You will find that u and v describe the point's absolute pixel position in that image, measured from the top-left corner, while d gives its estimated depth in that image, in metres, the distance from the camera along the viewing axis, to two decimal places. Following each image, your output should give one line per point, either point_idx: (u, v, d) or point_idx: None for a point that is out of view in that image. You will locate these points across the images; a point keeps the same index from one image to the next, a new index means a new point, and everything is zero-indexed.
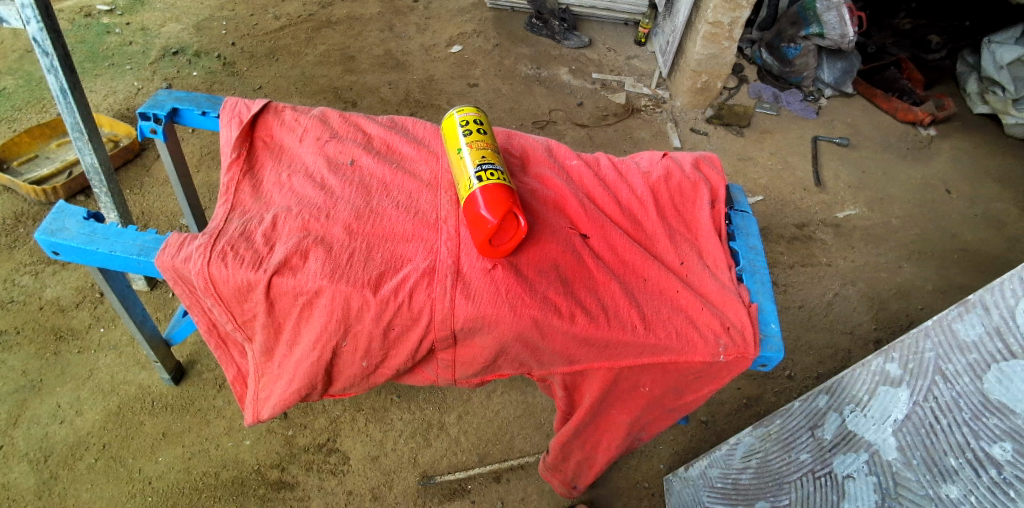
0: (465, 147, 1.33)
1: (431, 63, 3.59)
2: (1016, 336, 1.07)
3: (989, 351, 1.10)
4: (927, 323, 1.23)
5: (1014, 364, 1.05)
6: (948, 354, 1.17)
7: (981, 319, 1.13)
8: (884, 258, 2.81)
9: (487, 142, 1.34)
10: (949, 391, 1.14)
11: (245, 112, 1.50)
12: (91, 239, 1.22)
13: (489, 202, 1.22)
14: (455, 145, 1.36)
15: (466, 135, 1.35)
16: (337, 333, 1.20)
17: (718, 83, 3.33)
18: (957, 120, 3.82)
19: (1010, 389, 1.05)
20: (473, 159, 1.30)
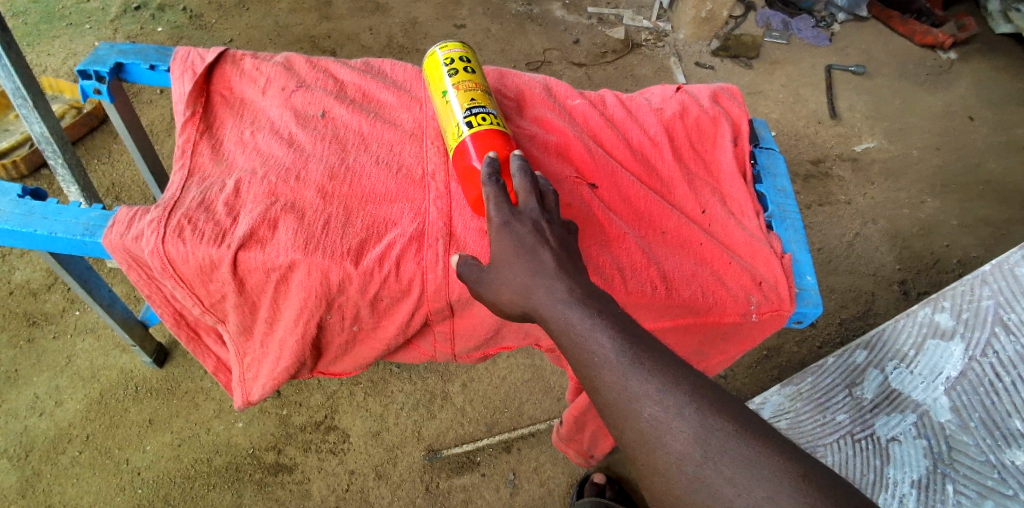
0: (449, 88, 1.15)
1: (414, 5, 3.31)
2: None
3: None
4: (983, 270, 1.35)
5: None
6: (1008, 303, 1.30)
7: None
8: (906, 193, 2.65)
9: (474, 81, 1.16)
10: (1012, 343, 1.25)
11: (198, 62, 1.31)
12: (28, 220, 1.06)
13: (479, 152, 1.07)
14: (439, 88, 1.18)
15: (452, 76, 1.17)
16: (319, 310, 1.06)
17: (724, 12, 3.08)
18: (980, 41, 3.57)
19: None
20: (461, 102, 1.12)
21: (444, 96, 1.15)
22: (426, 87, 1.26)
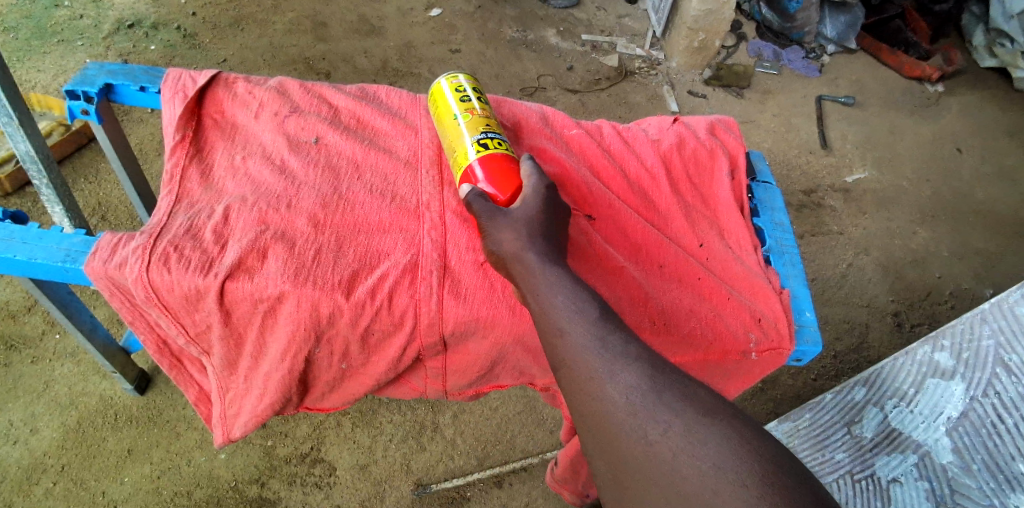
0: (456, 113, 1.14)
1: (409, 28, 3.33)
2: None
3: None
4: (983, 310, 1.34)
5: None
6: (1009, 343, 1.27)
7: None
8: (897, 224, 2.66)
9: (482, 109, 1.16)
10: (1013, 385, 1.22)
11: (190, 85, 1.28)
12: (7, 244, 1.02)
13: (490, 176, 1.08)
14: (450, 110, 1.16)
15: (466, 99, 1.17)
16: (308, 343, 1.02)
17: (716, 41, 3.12)
18: (965, 74, 3.67)
19: None
20: (475, 125, 1.12)
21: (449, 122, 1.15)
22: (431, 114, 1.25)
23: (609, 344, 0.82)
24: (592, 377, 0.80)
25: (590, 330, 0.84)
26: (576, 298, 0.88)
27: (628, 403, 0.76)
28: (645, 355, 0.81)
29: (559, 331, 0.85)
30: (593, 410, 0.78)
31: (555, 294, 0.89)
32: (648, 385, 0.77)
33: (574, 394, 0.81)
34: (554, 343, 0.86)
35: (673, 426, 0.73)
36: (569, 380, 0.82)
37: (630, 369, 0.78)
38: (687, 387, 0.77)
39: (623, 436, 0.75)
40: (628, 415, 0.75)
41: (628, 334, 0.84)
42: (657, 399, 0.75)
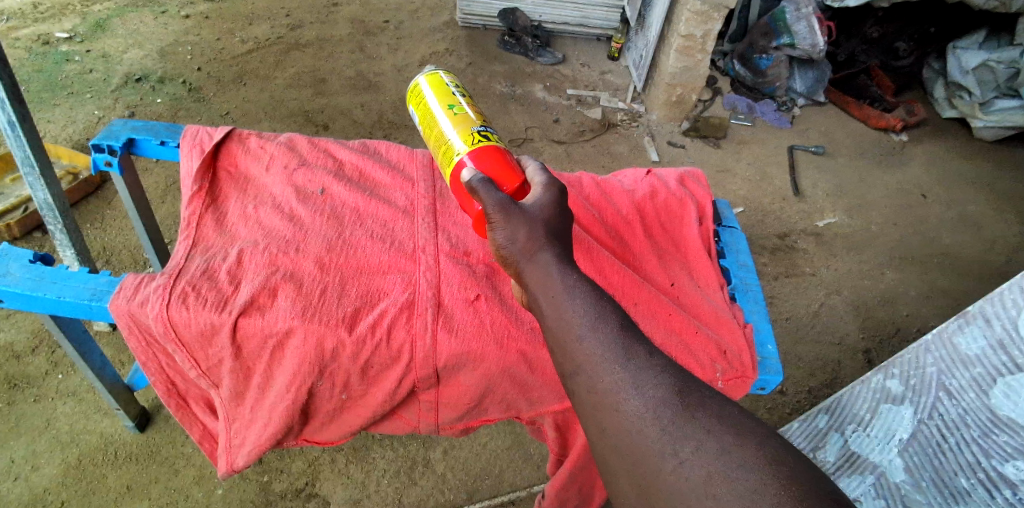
0: (436, 108, 1.27)
1: (404, 84, 3.58)
2: (1019, 348, 1.19)
3: (990, 364, 1.21)
4: (928, 340, 1.36)
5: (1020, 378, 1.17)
6: (950, 368, 1.28)
7: (983, 332, 1.26)
8: (867, 266, 2.81)
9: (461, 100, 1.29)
10: (954, 407, 1.22)
11: (207, 140, 1.41)
12: (37, 284, 1.12)
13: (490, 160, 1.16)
14: (448, 101, 1.28)
15: (462, 96, 1.30)
16: (311, 375, 1.11)
17: (692, 96, 3.32)
18: (929, 125, 3.93)
19: (1018, 404, 1.14)
20: (475, 118, 1.25)
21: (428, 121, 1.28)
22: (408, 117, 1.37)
23: (633, 355, 0.77)
24: (613, 390, 0.75)
25: (609, 340, 0.78)
26: (598, 303, 0.82)
27: (656, 419, 0.71)
28: (672, 367, 0.76)
29: (576, 340, 0.79)
30: (616, 424, 0.73)
31: (570, 301, 0.83)
32: (673, 399, 0.72)
33: (599, 409, 0.76)
34: (570, 353, 0.80)
35: (706, 438, 0.68)
36: (588, 392, 0.77)
37: (658, 384, 0.74)
38: (719, 403, 0.73)
39: (650, 456, 0.70)
40: (659, 434, 0.70)
41: (651, 346, 0.79)
42: (687, 417, 0.71)
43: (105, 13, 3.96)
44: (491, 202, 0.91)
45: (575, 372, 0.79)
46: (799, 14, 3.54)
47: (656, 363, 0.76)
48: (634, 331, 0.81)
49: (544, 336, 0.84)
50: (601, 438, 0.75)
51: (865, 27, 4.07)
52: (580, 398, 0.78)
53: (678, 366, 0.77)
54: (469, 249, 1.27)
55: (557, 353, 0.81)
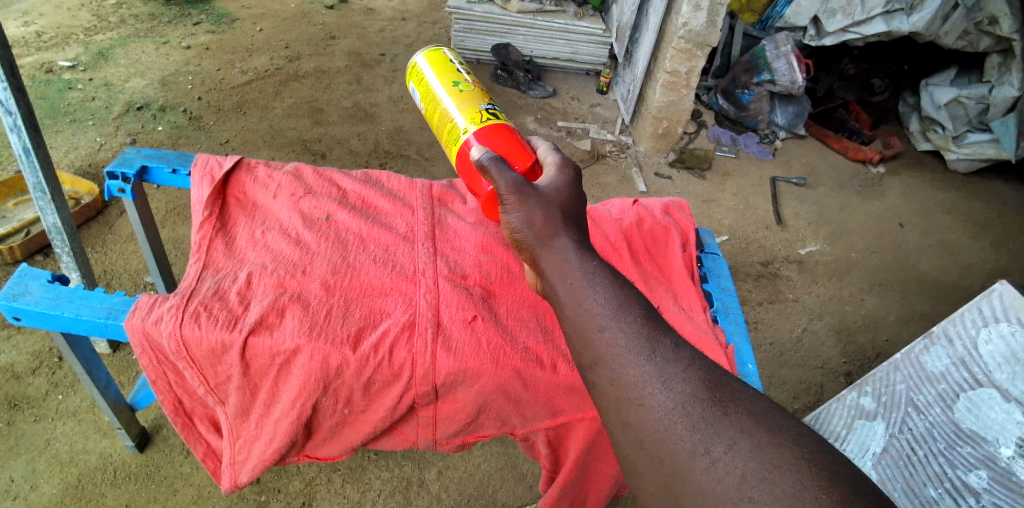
0: (446, 94, 1.45)
1: (399, 114, 3.70)
2: (979, 366, 1.27)
3: (954, 380, 1.30)
4: (896, 357, 1.43)
5: (981, 393, 1.25)
6: (918, 385, 1.36)
7: (946, 351, 1.34)
8: (848, 292, 2.91)
9: (465, 75, 1.51)
10: (923, 421, 1.31)
11: (216, 168, 1.48)
12: (55, 303, 1.19)
13: (499, 139, 1.34)
14: (455, 85, 1.46)
15: (466, 80, 1.49)
16: (316, 392, 1.17)
17: (678, 128, 3.46)
18: (905, 158, 4.10)
19: (980, 418, 1.23)
20: (480, 99, 1.44)
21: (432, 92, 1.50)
22: (412, 94, 1.58)
23: (658, 348, 0.86)
24: (639, 384, 0.84)
25: (635, 332, 0.88)
26: (620, 296, 0.91)
27: (686, 416, 0.79)
28: (696, 359, 0.85)
29: (600, 331, 0.89)
30: (642, 419, 0.82)
31: (595, 291, 0.93)
32: (702, 394, 0.81)
33: (623, 404, 0.84)
34: (595, 343, 0.89)
35: (736, 436, 0.76)
36: (613, 384, 0.86)
37: (686, 380, 0.82)
38: (749, 399, 0.80)
39: (681, 454, 0.78)
40: (688, 431, 0.78)
41: (676, 340, 0.88)
42: (721, 416, 0.78)
43: (107, 43, 4.07)
44: (523, 202, 1.04)
45: (596, 364, 0.88)
46: (778, 52, 3.71)
47: (682, 359, 0.85)
48: (657, 323, 0.90)
49: (567, 324, 0.94)
50: (625, 432, 0.84)
51: (842, 64, 4.20)
52: (604, 389, 0.87)
53: (705, 363, 0.85)
54: (466, 272, 1.35)
55: (583, 343, 0.90)
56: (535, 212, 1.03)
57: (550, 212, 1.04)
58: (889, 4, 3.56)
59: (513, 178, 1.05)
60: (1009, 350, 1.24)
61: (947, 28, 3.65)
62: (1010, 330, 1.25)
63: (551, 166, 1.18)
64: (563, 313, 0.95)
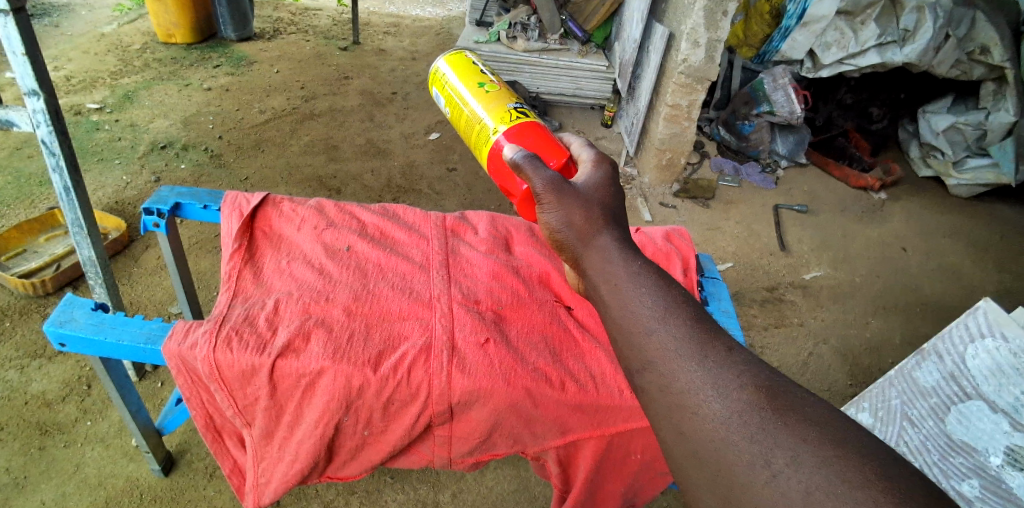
0: (479, 97, 1.71)
1: (411, 150, 3.86)
2: (966, 380, 1.57)
3: (944, 394, 1.60)
4: (893, 375, 1.76)
5: (968, 405, 1.55)
6: (912, 399, 1.68)
7: (936, 367, 1.65)
8: (853, 316, 2.96)
9: (492, 81, 1.76)
10: (918, 434, 1.63)
11: (245, 204, 1.59)
12: (98, 328, 1.28)
13: (530, 136, 1.56)
14: (485, 90, 1.72)
15: (494, 84, 1.74)
16: (339, 411, 1.24)
17: (681, 159, 3.54)
18: (906, 183, 4.18)
19: (967, 428, 1.53)
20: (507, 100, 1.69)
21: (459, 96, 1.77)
22: (446, 99, 1.82)
23: (710, 353, 0.89)
24: (691, 392, 0.87)
25: (687, 337, 0.91)
26: (666, 301, 0.96)
27: (744, 425, 0.82)
28: (750, 366, 0.88)
29: (649, 335, 0.93)
30: (697, 428, 0.84)
31: (642, 294, 0.98)
32: (761, 402, 0.83)
33: (674, 410, 0.87)
34: (643, 345, 0.93)
35: (797, 446, 0.78)
36: (665, 391, 0.88)
37: (742, 388, 0.85)
38: (809, 408, 0.82)
39: (741, 465, 0.80)
40: (746, 441, 0.81)
41: (728, 345, 0.91)
42: (781, 426, 0.80)
43: (133, 86, 4.28)
44: (562, 202, 1.13)
45: (646, 367, 0.91)
46: (776, 84, 3.85)
47: (737, 366, 0.87)
48: (708, 327, 0.94)
49: (613, 326, 0.98)
50: (679, 441, 0.86)
51: (839, 94, 4.38)
52: (654, 396, 0.90)
53: (761, 370, 0.87)
54: (479, 298, 1.43)
55: (630, 345, 0.94)
56: (575, 212, 1.12)
57: (590, 213, 1.12)
58: (882, 37, 3.71)
59: (550, 178, 1.16)
60: (992, 365, 1.53)
61: (941, 57, 3.79)
62: (993, 347, 1.53)
63: (588, 164, 1.29)
64: (611, 316, 0.99)
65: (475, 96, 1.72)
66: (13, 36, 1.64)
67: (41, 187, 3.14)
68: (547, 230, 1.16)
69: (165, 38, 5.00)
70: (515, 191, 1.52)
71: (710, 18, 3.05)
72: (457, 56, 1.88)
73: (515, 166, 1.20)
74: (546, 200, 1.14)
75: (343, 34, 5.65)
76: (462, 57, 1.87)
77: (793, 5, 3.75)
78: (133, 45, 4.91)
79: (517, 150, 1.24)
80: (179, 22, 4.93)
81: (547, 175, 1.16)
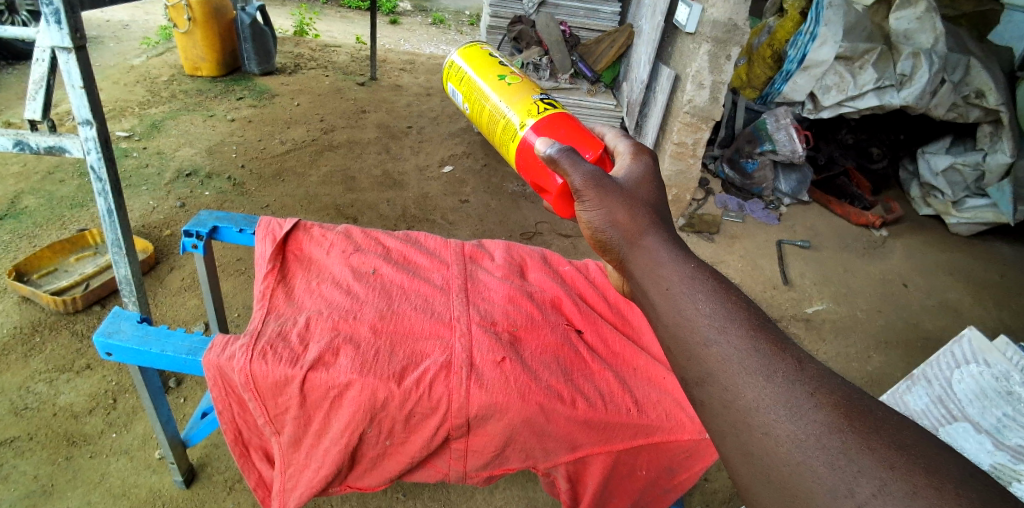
0: (506, 92, 1.97)
1: (426, 182, 4.01)
2: (953, 402, 1.78)
3: (934, 416, 1.78)
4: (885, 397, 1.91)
5: (955, 425, 1.72)
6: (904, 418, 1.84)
7: (925, 391, 1.85)
8: (854, 349, 3.02)
9: (513, 74, 2.02)
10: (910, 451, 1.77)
11: (277, 229, 1.70)
12: (144, 340, 1.39)
13: (561, 131, 1.78)
14: (509, 86, 1.98)
15: (517, 80, 2.00)
16: (364, 421, 1.32)
17: (687, 195, 3.65)
18: (908, 221, 4.28)
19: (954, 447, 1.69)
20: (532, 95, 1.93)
21: (483, 91, 2.04)
22: (474, 92, 2.08)
23: (778, 369, 0.88)
24: (761, 411, 0.86)
25: (751, 351, 0.90)
26: (726, 308, 0.95)
27: (824, 450, 0.81)
28: (821, 383, 0.87)
29: (708, 346, 0.92)
30: (770, 449, 0.85)
31: (698, 300, 0.97)
32: (840, 423, 0.82)
33: (742, 429, 0.88)
34: (702, 358, 0.93)
35: (884, 474, 0.77)
36: (729, 407, 0.89)
37: (817, 409, 0.84)
38: (896, 432, 0.81)
39: (822, 492, 0.80)
40: (826, 467, 0.80)
41: (799, 358, 0.90)
42: (865, 451, 0.79)
43: (160, 115, 4.48)
44: (604, 199, 1.11)
45: (706, 380, 0.91)
46: (779, 124, 4.01)
47: (809, 382, 0.87)
48: (773, 337, 0.92)
49: (665, 334, 0.98)
50: (747, 461, 0.87)
51: (840, 134, 4.60)
52: (716, 411, 0.90)
53: (835, 385, 0.87)
54: (495, 319, 1.53)
55: (688, 358, 0.94)
56: (618, 211, 1.11)
57: (635, 211, 1.11)
58: (880, 81, 3.85)
59: (590, 171, 1.13)
60: (977, 389, 1.78)
61: (937, 101, 3.92)
62: (977, 372, 1.79)
63: (626, 157, 1.30)
64: (663, 322, 0.98)
65: (498, 90, 1.99)
66: (74, 70, 1.78)
67: (72, 210, 3.29)
68: (589, 229, 1.15)
69: (191, 71, 5.23)
70: (552, 187, 1.66)
71: (714, 62, 3.22)
72: (472, 51, 2.18)
73: (549, 161, 1.16)
74: (588, 197, 1.12)
75: (362, 70, 5.90)
76: (484, 56, 2.14)
77: (794, 50, 4.03)
78: (161, 77, 5.15)
79: (550, 143, 1.19)
80: (205, 56, 5.17)
81: (586, 169, 1.14)
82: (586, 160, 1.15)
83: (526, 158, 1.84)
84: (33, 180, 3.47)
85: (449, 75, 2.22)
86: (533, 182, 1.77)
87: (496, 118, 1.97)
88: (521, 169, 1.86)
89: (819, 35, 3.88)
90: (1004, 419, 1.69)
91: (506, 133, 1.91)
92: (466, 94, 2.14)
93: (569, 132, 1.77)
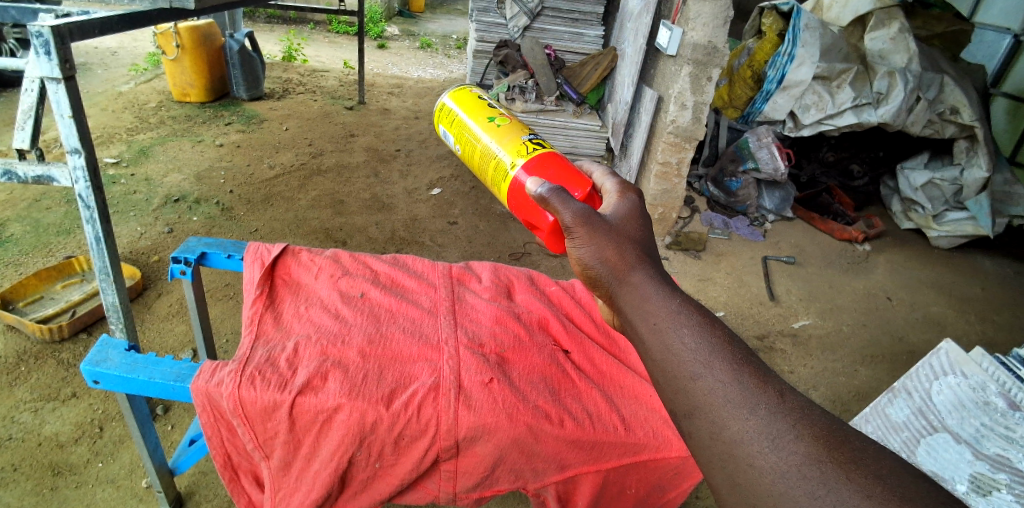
0: (496, 133, 2.02)
1: (414, 205, 4.03)
2: (933, 414, 1.83)
3: (915, 427, 1.84)
4: (869, 410, 1.98)
5: (936, 436, 1.79)
6: (888, 430, 1.91)
7: (906, 403, 1.91)
8: (840, 364, 3.06)
9: (503, 115, 2.09)
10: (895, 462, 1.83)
11: (266, 255, 1.72)
12: (132, 367, 1.39)
13: (552, 171, 1.81)
14: (500, 127, 2.03)
15: (507, 122, 2.05)
16: (353, 445, 1.33)
17: (673, 213, 3.70)
18: (890, 236, 4.36)
19: (936, 458, 1.75)
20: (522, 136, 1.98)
21: (474, 132, 2.10)
22: (466, 133, 2.14)
23: (761, 402, 0.90)
24: (745, 443, 0.87)
25: (735, 384, 0.92)
26: (710, 341, 0.97)
27: (805, 481, 0.82)
28: (803, 416, 0.88)
29: (695, 380, 0.94)
30: (755, 480, 0.85)
31: (683, 334, 0.99)
32: (821, 454, 0.83)
33: (727, 459, 0.88)
34: (689, 391, 0.94)
35: (862, 503, 0.78)
36: (715, 438, 0.90)
37: (798, 440, 0.85)
38: (875, 462, 0.82)
39: None
40: (808, 497, 0.81)
41: (780, 390, 0.91)
42: (844, 480, 0.81)
43: (148, 142, 4.49)
44: (593, 237, 1.14)
45: (693, 413, 0.92)
46: (761, 143, 4.09)
47: (791, 414, 0.88)
48: (755, 370, 0.94)
49: (653, 367, 1.00)
50: (735, 492, 0.87)
51: (822, 152, 4.72)
52: (703, 441, 0.91)
53: (816, 418, 0.89)
54: (483, 341, 1.54)
55: (674, 389, 0.95)
56: (607, 248, 1.13)
57: (622, 248, 1.13)
58: (857, 99, 3.97)
59: (579, 209, 1.17)
60: (955, 400, 1.82)
61: (913, 118, 4.04)
62: (955, 383, 1.83)
63: (612, 194, 1.32)
64: (652, 356, 1.00)
65: (489, 131, 2.05)
66: (63, 100, 1.80)
67: (59, 236, 3.28)
68: (579, 265, 1.17)
69: (180, 97, 5.25)
70: (544, 224, 1.71)
71: (695, 83, 3.30)
72: (462, 93, 2.24)
73: (540, 200, 1.21)
74: (578, 234, 1.16)
75: (351, 94, 5.96)
76: (473, 97, 2.21)
77: (773, 70, 4.08)
78: (150, 103, 5.17)
79: (541, 184, 1.24)
80: (194, 82, 5.20)
81: (575, 207, 1.18)
82: (576, 199, 1.19)
83: (518, 197, 1.89)
84: (19, 207, 3.46)
85: (441, 117, 2.28)
86: (524, 220, 1.81)
87: (488, 158, 2.03)
88: (513, 208, 1.90)
89: (796, 56, 3.96)
90: (982, 428, 1.72)
91: (499, 172, 1.97)
92: (458, 136, 2.20)
93: (558, 171, 1.80)
